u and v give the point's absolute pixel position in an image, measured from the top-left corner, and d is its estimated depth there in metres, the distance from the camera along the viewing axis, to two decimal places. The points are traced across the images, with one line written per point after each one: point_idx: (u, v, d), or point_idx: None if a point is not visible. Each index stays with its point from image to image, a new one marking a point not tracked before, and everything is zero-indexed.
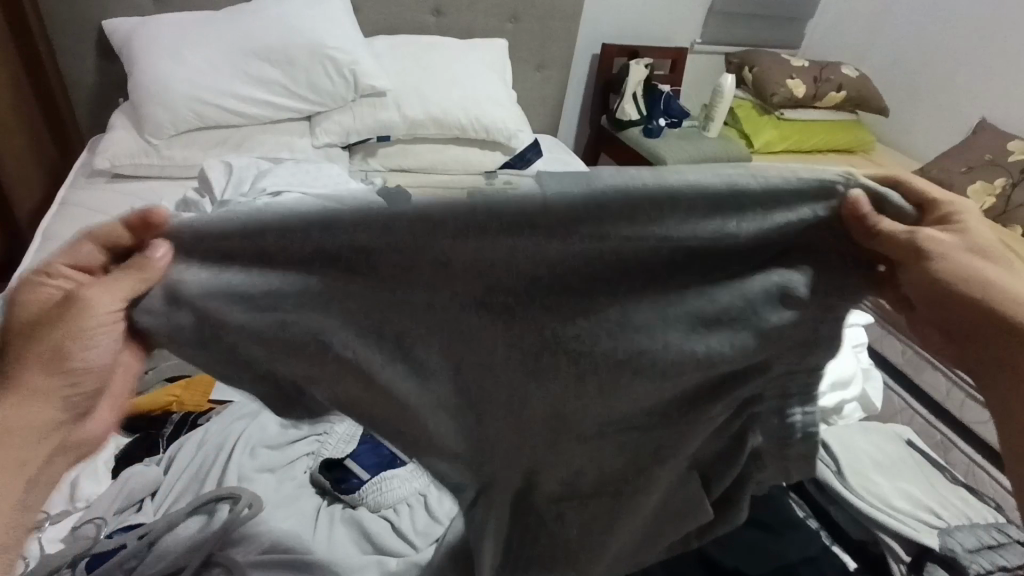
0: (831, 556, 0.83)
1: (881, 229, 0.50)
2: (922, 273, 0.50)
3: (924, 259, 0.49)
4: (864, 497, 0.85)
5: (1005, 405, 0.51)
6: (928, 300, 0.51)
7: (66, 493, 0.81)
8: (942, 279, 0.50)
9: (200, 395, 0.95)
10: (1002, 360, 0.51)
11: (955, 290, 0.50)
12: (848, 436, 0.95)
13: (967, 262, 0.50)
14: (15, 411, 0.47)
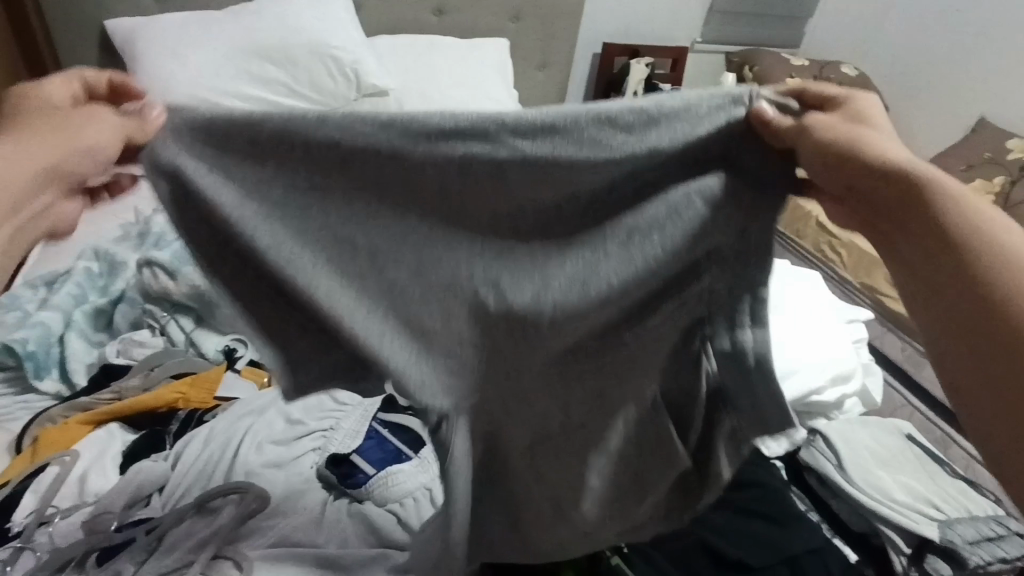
0: (834, 548, 0.84)
1: (768, 118, 0.52)
2: (812, 139, 0.50)
3: (809, 130, 0.50)
4: (864, 490, 0.87)
5: (953, 275, 0.45)
6: (830, 167, 0.50)
7: (75, 488, 0.82)
8: (825, 147, 0.50)
9: (206, 392, 0.95)
10: (913, 222, 0.48)
11: (845, 157, 0.49)
12: (849, 430, 0.96)
13: (862, 132, 0.50)
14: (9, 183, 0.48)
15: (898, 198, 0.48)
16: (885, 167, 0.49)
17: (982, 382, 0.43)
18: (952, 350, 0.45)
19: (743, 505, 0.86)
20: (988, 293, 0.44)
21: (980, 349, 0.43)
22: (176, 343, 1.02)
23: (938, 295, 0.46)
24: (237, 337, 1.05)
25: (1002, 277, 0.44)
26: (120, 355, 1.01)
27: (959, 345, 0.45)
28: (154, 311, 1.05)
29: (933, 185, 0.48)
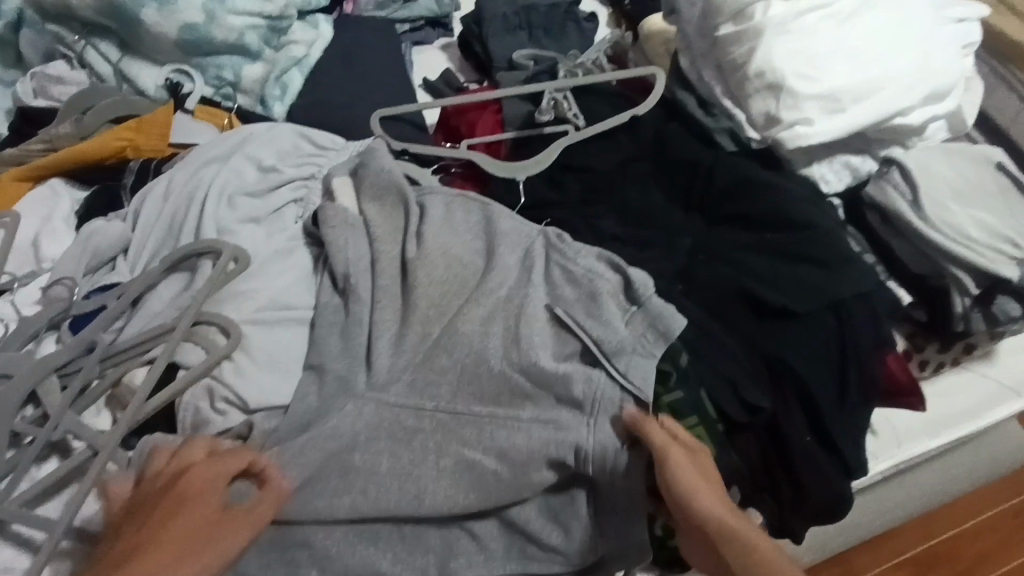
0: (887, 292, 0.75)
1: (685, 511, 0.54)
2: (685, 513, 0.54)
3: (680, 506, 0.54)
4: (937, 227, 0.75)
5: (717, 491, 0.55)
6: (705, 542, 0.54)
7: (30, 254, 0.71)
8: (693, 515, 0.54)
9: (158, 137, 0.79)
10: (711, 485, 0.55)
11: (691, 500, 0.54)
12: (930, 158, 0.80)
13: (707, 509, 0.53)
14: None
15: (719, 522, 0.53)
16: (712, 523, 0.53)
17: (699, 487, 0.55)
18: (709, 499, 0.54)
19: (789, 248, 0.74)
20: (709, 522, 0.53)
21: (718, 507, 0.54)
22: (104, 79, 0.82)
23: (717, 489, 0.55)
24: (178, 68, 0.83)
25: (705, 504, 0.54)
26: (39, 97, 0.81)
27: (703, 484, 0.55)
28: (63, 36, 0.82)
29: (725, 530, 0.52)
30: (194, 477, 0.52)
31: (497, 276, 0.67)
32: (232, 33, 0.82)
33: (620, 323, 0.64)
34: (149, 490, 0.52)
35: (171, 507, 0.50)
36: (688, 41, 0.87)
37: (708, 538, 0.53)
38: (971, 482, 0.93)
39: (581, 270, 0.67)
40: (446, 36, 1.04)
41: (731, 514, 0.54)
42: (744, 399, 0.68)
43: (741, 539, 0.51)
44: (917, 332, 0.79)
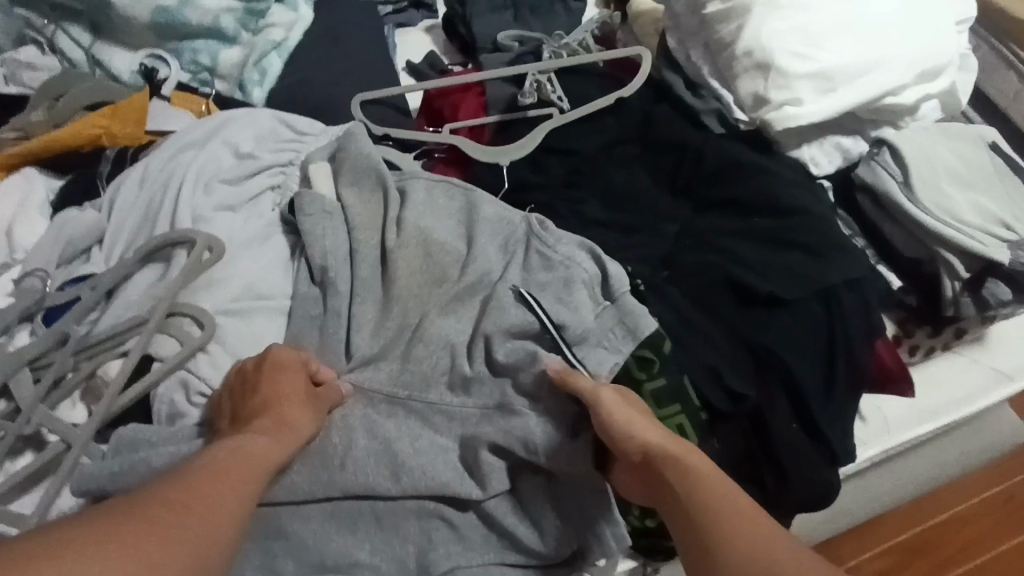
0: (878, 277, 0.74)
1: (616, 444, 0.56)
2: (621, 447, 0.55)
3: (614, 442, 0.56)
4: (929, 210, 0.73)
5: (649, 422, 0.56)
6: (644, 474, 0.54)
7: (3, 244, 0.70)
8: (629, 446, 0.55)
9: (133, 124, 0.78)
10: (644, 417, 0.56)
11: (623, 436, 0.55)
12: (924, 138, 0.78)
13: (642, 438, 0.54)
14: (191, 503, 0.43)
15: (654, 450, 0.54)
16: (649, 451, 0.54)
17: (633, 418, 0.56)
18: (643, 429, 0.55)
19: (777, 234, 0.72)
20: (644, 450, 0.54)
21: (652, 435, 0.55)
22: (77, 65, 0.80)
23: (650, 420, 0.56)
24: (152, 53, 0.81)
25: (639, 435, 0.54)
26: (10, 84, 0.79)
27: (636, 416, 0.56)
28: (32, 20, 0.79)
29: (661, 456, 0.53)
30: (279, 371, 0.58)
31: (480, 264, 0.66)
32: (206, 15, 0.80)
33: (590, 313, 0.63)
34: (238, 384, 0.57)
35: (265, 389, 0.56)
36: (675, 20, 0.85)
37: (650, 467, 0.54)
38: (960, 466, 0.93)
39: (559, 256, 0.66)
40: (430, 18, 1.02)
41: (669, 439, 0.54)
42: (728, 387, 0.67)
43: (674, 461, 0.52)
44: (909, 319, 0.77)
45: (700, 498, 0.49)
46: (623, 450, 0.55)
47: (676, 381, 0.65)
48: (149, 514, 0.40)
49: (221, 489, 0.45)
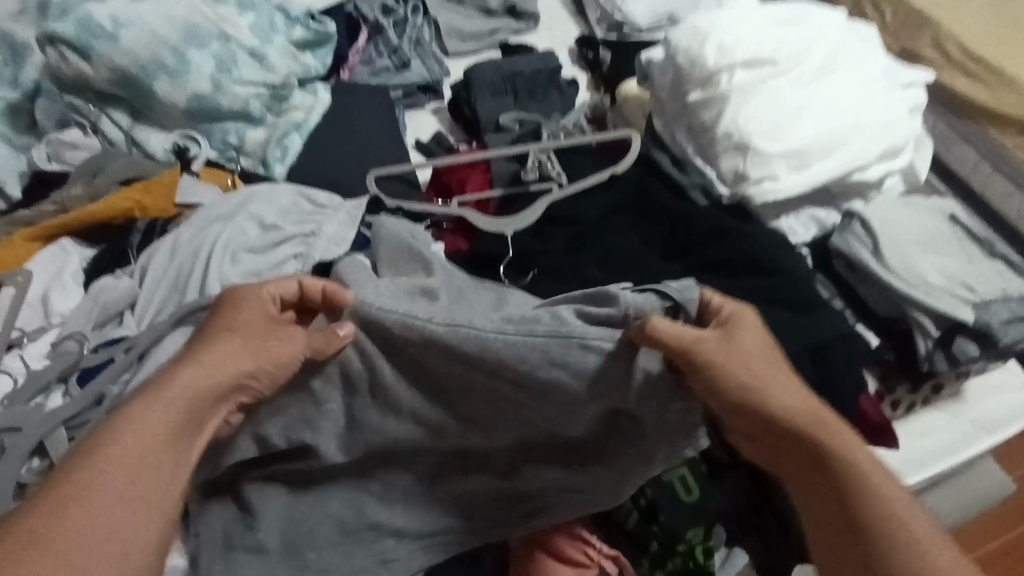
0: (859, 336, 0.79)
1: (745, 413, 0.57)
2: (756, 416, 0.57)
3: (750, 412, 0.57)
4: (897, 274, 0.80)
5: (780, 383, 0.58)
6: (779, 451, 0.57)
7: (38, 309, 0.74)
8: (762, 416, 0.57)
9: (164, 198, 0.83)
10: (780, 377, 0.58)
11: (756, 403, 0.56)
12: (889, 209, 0.86)
13: (783, 409, 0.56)
14: (100, 480, 0.51)
15: (797, 433, 0.56)
16: (794, 427, 0.56)
17: (767, 386, 0.57)
18: (786, 399, 0.57)
19: (767, 294, 0.79)
20: (782, 421, 0.56)
21: (795, 408, 0.57)
22: (116, 144, 0.87)
23: (783, 380, 0.58)
24: (186, 133, 0.88)
25: (779, 403, 0.57)
26: (53, 161, 0.86)
27: (772, 376, 0.58)
28: (78, 105, 0.87)
29: (811, 435, 0.56)
30: (236, 318, 0.62)
31: (515, 302, 0.72)
32: (237, 101, 0.88)
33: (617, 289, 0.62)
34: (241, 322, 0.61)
35: (209, 339, 0.60)
36: (662, 104, 0.94)
37: (788, 437, 0.56)
38: (956, 514, 0.95)
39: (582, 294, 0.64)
40: (437, 101, 1.10)
41: (810, 414, 0.57)
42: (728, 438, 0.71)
43: (830, 444, 0.55)
44: (889, 372, 0.83)
45: (859, 497, 0.54)
46: (757, 420, 0.57)
47: None
48: (72, 492, 0.50)
49: (144, 436, 0.53)
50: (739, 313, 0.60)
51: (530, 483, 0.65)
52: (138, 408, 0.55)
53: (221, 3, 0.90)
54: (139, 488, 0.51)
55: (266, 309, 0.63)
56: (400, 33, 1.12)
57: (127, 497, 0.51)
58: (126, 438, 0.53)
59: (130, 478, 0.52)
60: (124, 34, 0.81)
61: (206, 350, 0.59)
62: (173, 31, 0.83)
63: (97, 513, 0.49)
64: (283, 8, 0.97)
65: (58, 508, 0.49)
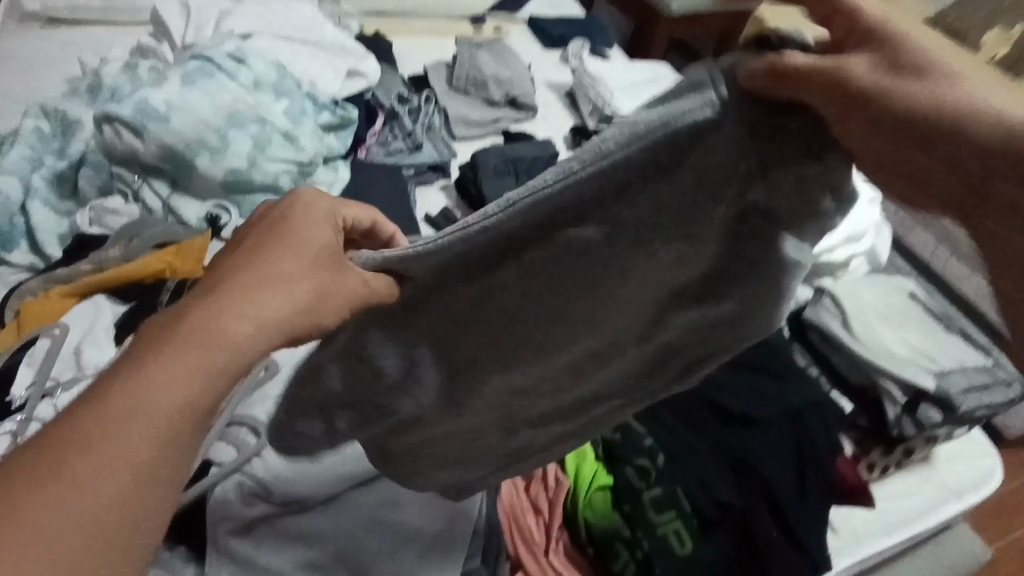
0: (833, 402, 0.86)
1: (871, 123, 0.32)
2: (893, 123, 0.32)
3: (884, 120, 0.32)
4: (867, 345, 0.88)
5: (999, 150, 0.29)
6: (911, 141, 0.32)
7: (70, 361, 0.79)
8: (927, 124, 0.31)
9: (194, 260, 0.90)
10: (957, 112, 0.30)
11: (924, 133, 0.31)
12: (856, 286, 0.96)
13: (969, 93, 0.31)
14: (89, 446, 0.36)
15: (994, 150, 0.30)
16: (998, 127, 0.30)
17: (975, 127, 0.30)
18: (981, 146, 0.30)
19: (744, 363, 0.86)
20: (952, 146, 0.31)
21: (952, 175, 0.31)
22: (153, 211, 0.95)
23: (989, 116, 0.30)
24: (218, 203, 0.96)
25: (965, 130, 0.30)
26: (94, 225, 0.93)
27: (946, 139, 0.31)
28: (122, 175, 0.95)
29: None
30: (301, 209, 0.48)
31: None
32: (267, 175, 0.97)
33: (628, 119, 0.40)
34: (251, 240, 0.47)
35: (264, 251, 0.45)
36: None
37: (977, 156, 0.30)
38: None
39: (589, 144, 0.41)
40: (444, 179, 1.20)
41: None
42: (715, 496, 0.76)
43: None
44: (865, 437, 0.89)
45: None
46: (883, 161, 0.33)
47: (672, 488, 0.74)
48: (52, 449, 0.36)
49: (172, 393, 0.39)
50: (855, 5, 0.34)
51: (670, 338, 0.52)
52: (191, 318, 0.41)
53: (260, 91, 1.01)
54: (138, 456, 0.37)
55: (332, 235, 0.49)
56: (415, 119, 1.23)
57: (140, 464, 0.37)
58: (172, 370, 0.39)
59: (116, 445, 0.37)
60: (174, 117, 0.92)
61: (280, 261, 0.45)
62: (217, 115, 0.94)
63: (88, 490, 0.35)
64: (312, 96, 1.09)
65: (52, 464, 0.35)
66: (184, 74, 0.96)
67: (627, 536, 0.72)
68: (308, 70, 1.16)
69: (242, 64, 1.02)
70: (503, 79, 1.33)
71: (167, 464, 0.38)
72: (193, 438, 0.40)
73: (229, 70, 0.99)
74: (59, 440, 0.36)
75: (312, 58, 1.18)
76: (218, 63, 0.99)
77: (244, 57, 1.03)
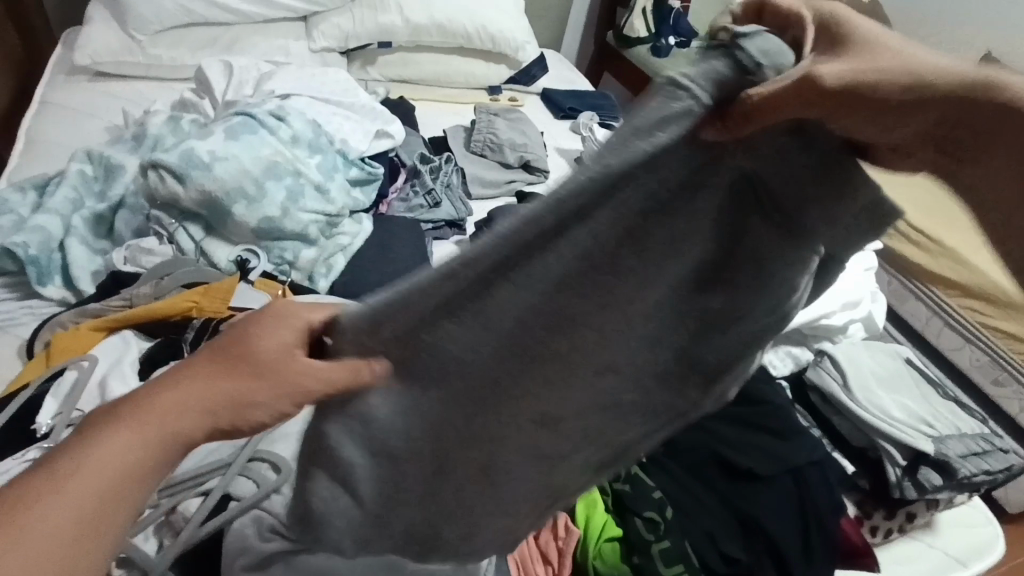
0: (834, 461, 0.88)
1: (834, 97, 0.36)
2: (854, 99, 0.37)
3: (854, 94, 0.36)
4: (867, 408, 0.91)
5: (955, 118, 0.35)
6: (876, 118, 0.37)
7: (96, 393, 0.81)
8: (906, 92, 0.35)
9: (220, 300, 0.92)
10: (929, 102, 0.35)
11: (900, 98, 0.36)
12: (856, 351, 1.00)
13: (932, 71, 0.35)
14: (41, 498, 0.41)
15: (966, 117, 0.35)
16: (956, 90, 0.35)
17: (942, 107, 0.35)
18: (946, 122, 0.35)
19: (749, 420, 0.88)
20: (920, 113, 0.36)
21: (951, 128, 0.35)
22: (186, 252, 0.99)
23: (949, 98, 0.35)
24: (248, 247, 1.01)
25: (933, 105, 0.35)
26: (128, 263, 0.98)
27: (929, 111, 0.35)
28: (161, 218, 1.00)
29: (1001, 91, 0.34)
30: (272, 315, 0.50)
31: None
32: (298, 224, 1.02)
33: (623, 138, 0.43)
34: (235, 332, 0.49)
35: (243, 329, 0.49)
36: None
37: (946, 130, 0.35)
38: None
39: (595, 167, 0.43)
40: (459, 235, 1.26)
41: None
42: (723, 551, 0.77)
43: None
44: (866, 499, 0.90)
45: None
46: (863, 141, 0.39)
47: (680, 543, 0.75)
48: (16, 498, 0.41)
49: (125, 457, 0.43)
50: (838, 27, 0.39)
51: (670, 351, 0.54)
52: (149, 395, 0.46)
53: (296, 147, 1.08)
54: (88, 515, 0.41)
55: (295, 337, 0.50)
56: (435, 177, 1.29)
57: (75, 520, 0.41)
58: (128, 437, 0.44)
59: (65, 501, 0.41)
60: (217, 166, 0.97)
61: (234, 362, 0.47)
62: (257, 166, 1.00)
63: (28, 545, 0.39)
64: (343, 153, 1.15)
65: (17, 507, 0.40)
66: (228, 128, 1.03)
67: None
68: (340, 131, 1.22)
69: (282, 121, 1.09)
70: (519, 145, 1.42)
71: (107, 529, 0.42)
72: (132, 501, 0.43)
73: (270, 127, 1.06)
74: (22, 493, 0.41)
75: (345, 119, 1.25)
76: (260, 119, 1.06)
77: (285, 115, 1.10)
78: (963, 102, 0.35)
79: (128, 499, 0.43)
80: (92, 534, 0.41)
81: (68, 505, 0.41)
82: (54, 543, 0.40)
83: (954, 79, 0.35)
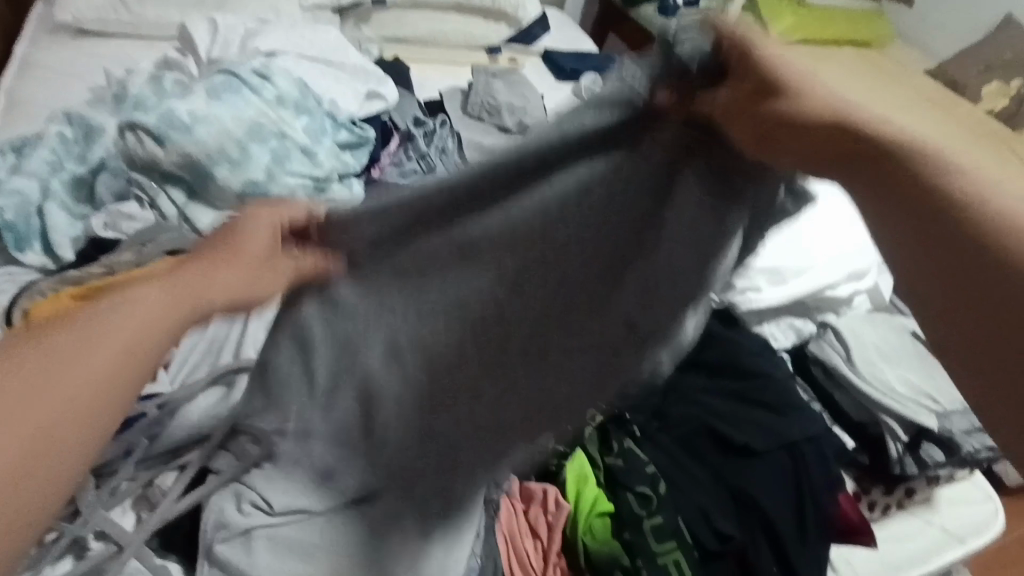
0: (832, 436, 0.86)
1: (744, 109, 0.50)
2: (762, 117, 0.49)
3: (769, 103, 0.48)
4: (869, 382, 0.90)
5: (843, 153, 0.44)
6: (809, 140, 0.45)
7: None
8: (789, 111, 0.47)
9: None
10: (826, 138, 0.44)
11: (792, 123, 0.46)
12: (860, 323, 0.97)
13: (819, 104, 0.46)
14: (63, 337, 0.41)
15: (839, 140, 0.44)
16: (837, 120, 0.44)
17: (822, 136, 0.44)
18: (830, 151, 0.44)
19: (747, 394, 0.86)
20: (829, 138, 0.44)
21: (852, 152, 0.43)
22: (168, 218, 0.95)
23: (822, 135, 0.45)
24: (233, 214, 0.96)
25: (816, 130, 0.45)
26: (108, 229, 0.94)
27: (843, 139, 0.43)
28: (142, 181, 0.96)
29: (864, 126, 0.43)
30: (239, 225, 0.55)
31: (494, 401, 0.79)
32: (284, 189, 0.97)
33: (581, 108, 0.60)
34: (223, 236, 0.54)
35: (226, 244, 0.53)
36: None
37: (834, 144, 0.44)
38: None
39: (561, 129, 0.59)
40: None
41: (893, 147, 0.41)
42: (717, 527, 0.75)
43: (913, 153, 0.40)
44: (863, 475, 0.88)
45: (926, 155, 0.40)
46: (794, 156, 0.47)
47: (672, 519, 0.73)
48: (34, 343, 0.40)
49: (146, 310, 0.44)
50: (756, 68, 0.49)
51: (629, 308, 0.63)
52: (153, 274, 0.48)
53: (282, 107, 1.04)
54: (118, 351, 0.42)
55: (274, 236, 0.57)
56: (429, 142, 1.21)
57: (106, 360, 0.41)
58: (145, 298, 0.45)
59: (93, 342, 0.41)
60: (198, 128, 0.94)
61: (225, 251, 0.53)
62: (240, 128, 0.96)
63: (57, 368, 0.39)
64: (332, 115, 1.10)
65: (39, 346, 0.40)
66: (209, 87, 1.00)
67: (627, 564, 0.72)
68: (329, 89, 1.19)
69: (267, 80, 1.05)
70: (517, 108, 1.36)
71: (138, 365, 0.42)
72: (153, 354, 0.44)
73: (254, 86, 1.03)
74: (30, 341, 0.40)
75: (334, 79, 1.22)
76: (243, 79, 1.03)
77: (270, 73, 1.06)
78: (845, 124, 0.44)
79: (157, 346, 0.44)
80: (119, 374, 0.41)
81: (101, 337, 0.41)
82: (85, 374, 0.40)
83: (842, 107, 0.45)
